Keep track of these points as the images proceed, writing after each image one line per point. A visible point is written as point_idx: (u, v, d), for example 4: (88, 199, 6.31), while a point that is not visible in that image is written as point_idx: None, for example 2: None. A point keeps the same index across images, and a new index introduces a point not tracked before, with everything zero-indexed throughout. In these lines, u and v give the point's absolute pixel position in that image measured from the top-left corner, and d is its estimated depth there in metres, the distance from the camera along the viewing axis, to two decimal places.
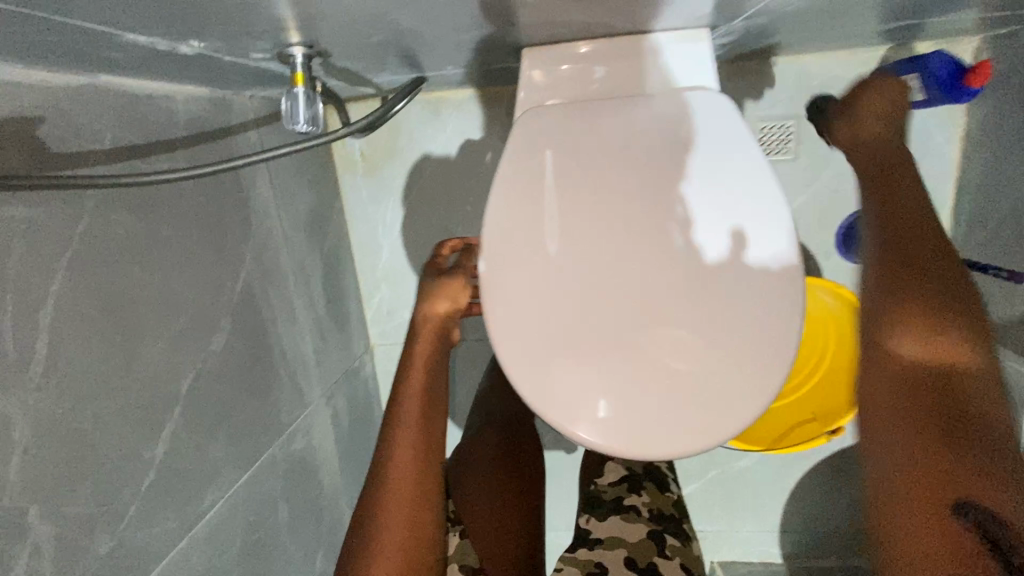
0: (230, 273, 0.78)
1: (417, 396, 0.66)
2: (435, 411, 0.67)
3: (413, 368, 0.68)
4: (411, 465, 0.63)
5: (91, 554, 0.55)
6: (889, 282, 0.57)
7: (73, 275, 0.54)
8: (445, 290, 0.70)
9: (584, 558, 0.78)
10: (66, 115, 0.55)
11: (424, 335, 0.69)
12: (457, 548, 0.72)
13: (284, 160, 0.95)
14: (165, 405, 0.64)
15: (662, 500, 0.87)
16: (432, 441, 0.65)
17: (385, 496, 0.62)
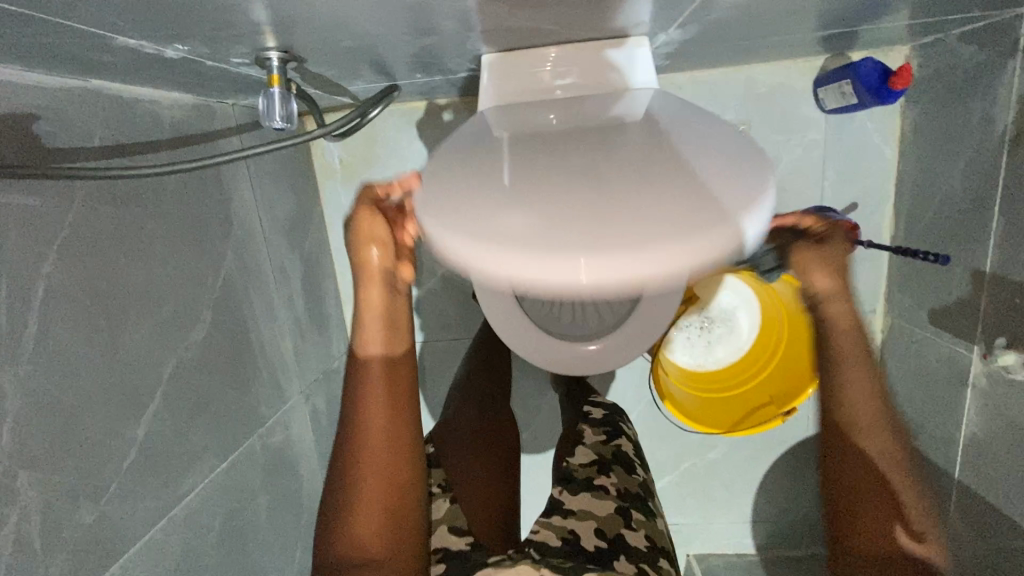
0: (212, 269, 0.82)
1: (378, 339, 0.66)
2: (399, 356, 0.67)
3: (368, 315, 0.66)
4: (382, 411, 0.64)
5: (75, 524, 0.58)
6: (858, 475, 0.61)
7: (62, 260, 0.58)
8: (368, 236, 0.66)
9: (558, 524, 0.80)
10: (60, 114, 0.60)
11: (369, 283, 0.67)
12: (448, 512, 0.74)
13: (265, 166, 1.00)
14: (148, 388, 0.68)
15: (629, 481, 0.91)
16: (399, 385, 0.65)
17: (361, 441, 0.63)
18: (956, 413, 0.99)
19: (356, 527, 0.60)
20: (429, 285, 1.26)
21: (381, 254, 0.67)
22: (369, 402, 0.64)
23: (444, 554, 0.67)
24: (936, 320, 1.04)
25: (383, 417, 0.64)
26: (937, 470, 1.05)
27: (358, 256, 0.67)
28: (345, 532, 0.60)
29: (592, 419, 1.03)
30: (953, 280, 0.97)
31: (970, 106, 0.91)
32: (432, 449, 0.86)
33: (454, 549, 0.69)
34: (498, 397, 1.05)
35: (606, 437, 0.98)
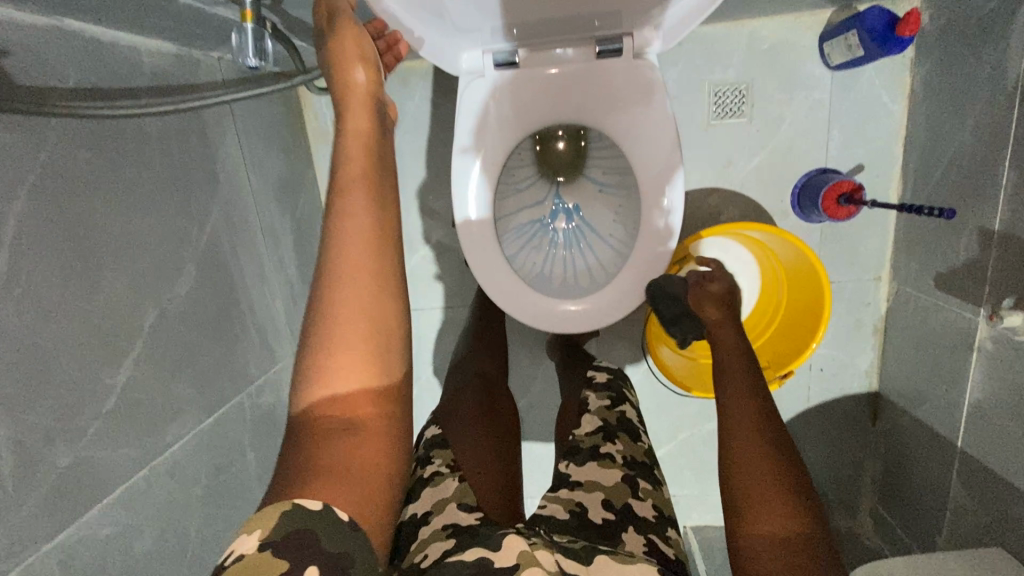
0: (196, 221, 0.81)
1: (358, 165, 0.46)
2: (387, 188, 0.48)
3: (350, 145, 0.47)
4: (365, 258, 0.44)
5: (50, 466, 0.57)
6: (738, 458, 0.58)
7: (33, 199, 0.57)
8: (354, 51, 0.49)
9: (566, 497, 0.75)
10: (32, 52, 0.58)
11: (352, 109, 0.48)
12: (456, 490, 0.72)
13: (254, 124, 0.99)
14: (127, 336, 0.67)
15: (636, 449, 0.86)
16: (387, 224, 0.46)
17: (337, 286, 0.44)
18: (961, 379, 0.96)
19: (331, 384, 0.43)
20: (424, 252, 1.24)
21: (368, 76, 0.50)
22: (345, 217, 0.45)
23: (455, 530, 0.65)
24: (941, 282, 1.00)
25: (368, 245, 0.45)
26: (940, 439, 1.03)
27: (338, 76, 0.49)
28: (318, 389, 0.43)
29: (595, 385, 1.00)
30: (960, 240, 0.94)
31: (981, 56, 0.86)
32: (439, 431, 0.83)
33: (464, 524, 0.66)
34: (501, 381, 1.01)
35: (611, 403, 0.94)
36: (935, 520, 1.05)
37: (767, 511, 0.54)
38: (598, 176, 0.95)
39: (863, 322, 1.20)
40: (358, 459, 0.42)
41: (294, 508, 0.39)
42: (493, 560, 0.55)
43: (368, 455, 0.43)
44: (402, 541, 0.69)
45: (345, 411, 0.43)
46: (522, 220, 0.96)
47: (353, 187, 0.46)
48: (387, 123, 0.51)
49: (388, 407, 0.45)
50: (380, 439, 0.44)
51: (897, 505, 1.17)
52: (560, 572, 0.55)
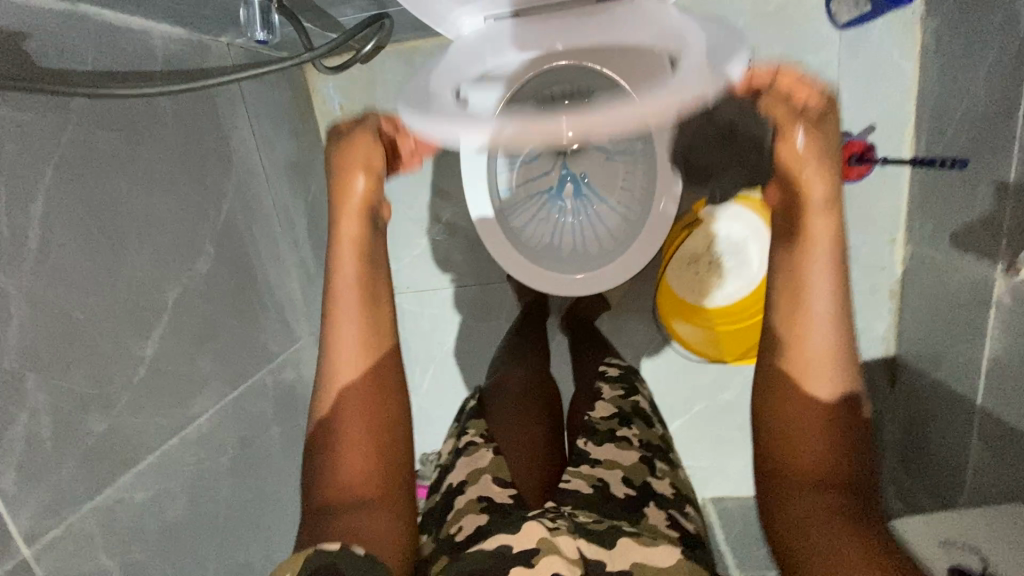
0: (213, 202, 0.84)
1: (352, 288, 0.64)
2: (380, 299, 0.66)
3: (340, 277, 0.65)
4: (356, 352, 0.62)
5: (86, 430, 0.60)
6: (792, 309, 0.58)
7: (60, 177, 0.60)
8: (354, 167, 0.68)
9: (588, 472, 0.67)
10: (53, 36, 0.61)
11: (345, 260, 0.66)
12: (491, 462, 0.66)
13: (264, 108, 1.01)
14: (153, 311, 0.70)
15: (650, 434, 0.79)
16: (376, 330, 0.64)
17: (340, 364, 0.62)
18: (979, 337, 0.95)
19: (346, 462, 0.57)
20: (435, 231, 1.26)
21: (365, 186, 0.68)
22: (343, 327, 0.63)
23: (489, 505, 0.59)
24: (957, 240, 0.99)
25: (364, 343, 0.63)
26: (960, 398, 1.02)
27: (339, 188, 0.68)
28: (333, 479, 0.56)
29: (607, 378, 0.93)
30: (975, 194, 0.92)
31: (993, 6, 0.85)
32: (479, 410, 0.79)
33: (498, 500, 0.60)
34: (534, 364, 1.00)
35: (624, 393, 0.87)
36: (955, 480, 1.04)
37: (807, 444, 0.53)
38: (605, 144, 0.95)
39: (878, 286, 1.20)
40: (370, 526, 0.52)
41: (316, 551, 0.44)
42: (510, 545, 0.50)
43: (378, 524, 0.53)
44: (434, 513, 0.64)
45: (357, 491, 0.55)
46: (528, 191, 0.96)
47: (346, 296, 0.64)
48: (378, 273, 0.68)
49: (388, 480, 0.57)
50: (385, 514, 0.54)
51: (916, 470, 1.17)
52: (582, 561, 0.50)
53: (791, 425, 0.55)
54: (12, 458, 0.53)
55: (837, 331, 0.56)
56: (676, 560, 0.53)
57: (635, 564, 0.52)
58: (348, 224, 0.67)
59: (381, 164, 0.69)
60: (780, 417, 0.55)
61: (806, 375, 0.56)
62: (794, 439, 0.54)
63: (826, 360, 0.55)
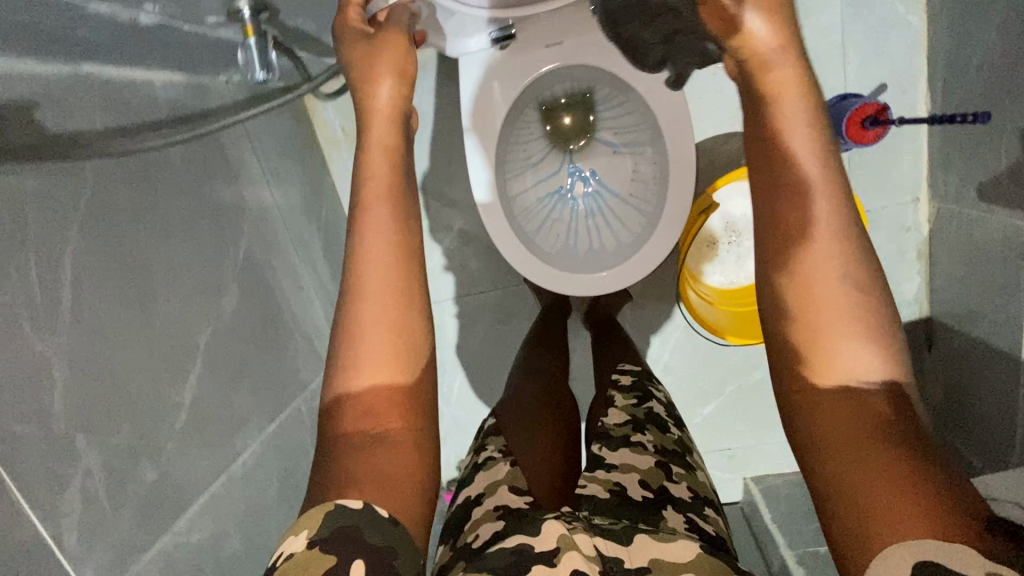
0: (230, 241, 0.85)
1: (384, 199, 0.52)
2: (412, 213, 0.53)
3: (371, 182, 0.53)
4: (385, 263, 0.51)
5: (138, 481, 0.62)
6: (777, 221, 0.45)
7: (84, 240, 0.61)
8: (376, 71, 0.56)
9: (604, 477, 0.67)
10: (59, 102, 0.59)
11: (376, 169, 0.53)
12: (508, 473, 0.65)
13: (269, 141, 1.02)
14: (186, 357, 0.71)
15: (666, 438, 0.75)
16: (403, 232, 0.52)
17: (365, 287, 0.50)
18: (1016, 292, 0.92)
19: (359, 397, 0.48)
20: (447, 242, 1.27)
21: (392, 90, 0.56)
22: (367, 239, 0.51)
23: (505, 512, 0.59)
24: (982, 192, 0.97)
25: (392, 263, 0.51)
26: (1002, 354, 0.99)
27: (365, 98, 0.56)
28: (347, 414, 0.48)
29: (620, 385, 0.88)
30: (999, 143, 0.89)
31: None
32: (494, 419, 0.79)
33: (513, 506, 0.60)
34: (551, 365, 0.99)
35: (639, 400, 0.82)
36: (1007, 438, 1.00)
37: (835, 357, 0.43)
38: (611, 137, 0.94)
39: (905, 248, 1.17)
40: (391, 468, 0.46)
41: (337, 508, 0.42)
42: (532, 546, 0.51)
43: (400, 470, 0.46)
44: (453, 521, 0.64)
45: (376, 424, 0.47)
46: (538, 194, 0.95)
47: (374, 207, 0.52)
48: (409, 182, 0.55)
49: (415, 421, 0.49)
50: (408, 455, 0.47)
51: (960, 430, 1.13)
52: (600, 558, 0.50)
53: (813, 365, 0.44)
54: (72, 517, 0.54)
55: (840, 213, 0.45)
56: (696, 553, 0.51)
57: (653, 560, 0.51)
58: (375, 130, 0.55)
59: (415, 74, 0.57)
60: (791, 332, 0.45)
61: (811, 279, 0.44)
62: (813, 357, 0.44)
63: (832, 251, 0.44)
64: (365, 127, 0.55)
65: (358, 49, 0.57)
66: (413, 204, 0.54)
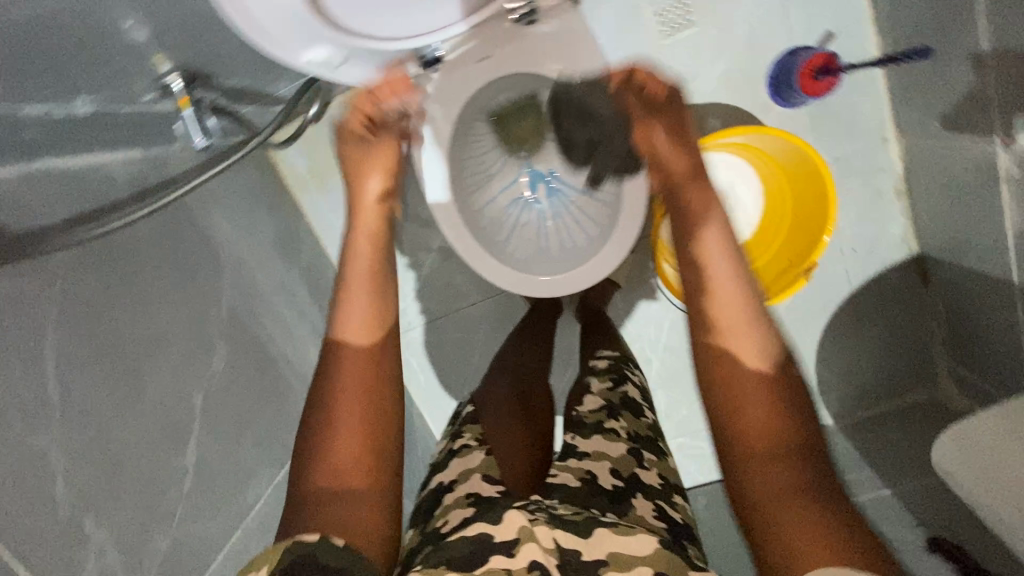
0: (212, 301, 0.87)
1: (363, 275, 0.63)
2: (385, 284, 0.63)
3: (353, 256, 0.64)
4: (365, 333, 0.59)
5: (154, 550, 0.64)
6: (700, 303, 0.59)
7: (63, 330, 0.63)
8: (371, 167, 0.71)
9: (576, 466, 0.70)
10: (17, 200, 0.62)
11: (357, 246, 0.65)
12: (483, 461, 0.68)
13: (237, 196, 1.04)
14: (184, 422, 0.73)
15: (639, 424, 0.81)
16: (384, 309, 0.62)
17: (344, 354, 0.58)
18: (997, 215, 0.91)
19: (329, 455, 0.53)
20: (429, 262, 1.28)
21: (378, 184, 0.70)
22: (349, 307, 0.61)
23: (476, 498, 0.61)
24: (946, 123, 0.96)
25: (371, 335, 0.59)
26: (995, 281, 0.98)
27: (356, 186, 0.70)
28: (318, 469, 0.52)
29: (597, 371, 0.95)
30: (952, 71, 0.89)
31: None
32: (471, 408, 0.82)
33: (485, 494, 0.62)
34: (529, 363, 1.00)
35: (613, 385, 0.89)
36: (1015, 359, 0.98)
37: (753, 413, 0.52)
38: (564, 135, 0.95)
39: (883, 189, 1.16)
40: (355, 517, 0.50)
41: (295, 543, 0.45)
42: (493, 535, 0.51)
43: (361, 520, 0.50)
44: (423, 506, 0.66)
45: (340, 482, 0.52)
46: (503, 204, 0.96)
47: (357, 280, 0.62)
48: (386, 268, 0.65)
49: (380, 476, 0.54)
50: (372, 506, 0.51)
51: (972, 359, 1.12)
52: (557, 551, 0.50)
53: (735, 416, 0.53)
54: None
55: (742, 287, 0.58)
56: (655, 549, 0.52)
57: (612, 555, 0.51)
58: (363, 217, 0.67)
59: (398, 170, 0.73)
60: (715, 392, 0.55)
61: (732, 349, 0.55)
62: (738, 413, 0.53)
63: (744, 329, 0.56)
64: (355, 218, 0.68)
65: (347, 139, 0.72)
66: (389, 282, 0.64)
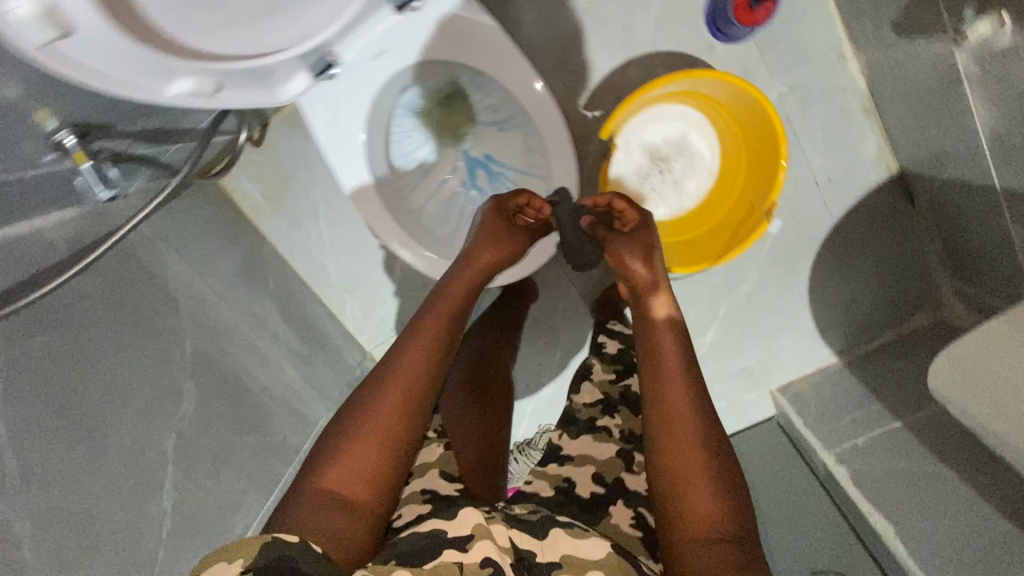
0: (173, 342, 0.87)
1: (436, 317, 0.69)
2: (449, 339, 0.69)
3: (431, 309, 0.70)
4: (421, 361, 0.64)
5: None
6: (650, 396, 0.68)
7: (13, 400, 0.64)
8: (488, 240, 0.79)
9: (553, 472, 0.75)
10: None
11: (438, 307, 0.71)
12: (442, 457, 0.72)
13: (191, 233, 1.04)
14: (155, 468, 0.76)
15: (636, 422, 0.83)
16: (439, 351, 0.66)
17: (395, 372, 0.63)
18: (967, 120, 0.84)
19: (345, 456, 0.57)
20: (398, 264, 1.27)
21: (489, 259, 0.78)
22: (412, 343, 0.66)
23: (432, 496, 0.65)
24: (900, 29, 0.89)
25: (427, 367, 0.64)
26: (978, 190, 0.91)
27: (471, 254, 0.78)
28: (330, 467, 0.56)
29: (603, 355, 0.95)
30: None
31: None
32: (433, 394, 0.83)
33: (442, 492, 0.66)
34: (502, 363, 1.03)
35: (616, 376, 0.90)
36: (1015, 269, 0.92)
37: (695, 496, 0.59)
38: (491, 118, 0.91)
39: (849, 109, 1.10)
40: (343, 526, 0.53)
41: (271, 540, 0.47)
42: (446, 530, 0.55)
43: (351, 531, 0.53)
44: None
45: (345, 491, 0.55)
46: (440, 198, 0.93)
47: (423, 325, 0.68)
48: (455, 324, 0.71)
49: (379, 497, 0.57)
50: (364, 520, 0.55)
51: (972, 275, 1.06)
52: (512, 551, 0.55)
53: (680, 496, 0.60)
54: None
55: (689, 386, 0.67)
56: (606, 554, 0.57)
57: (564, 557, 0.56)
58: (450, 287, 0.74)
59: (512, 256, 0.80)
60: (663, 474, 0.62)
61: (677, 433, 0.63)
62: (684, 492, 0.60)
63: (687, 417, 0.64)
64: (449, 284, 0.75)
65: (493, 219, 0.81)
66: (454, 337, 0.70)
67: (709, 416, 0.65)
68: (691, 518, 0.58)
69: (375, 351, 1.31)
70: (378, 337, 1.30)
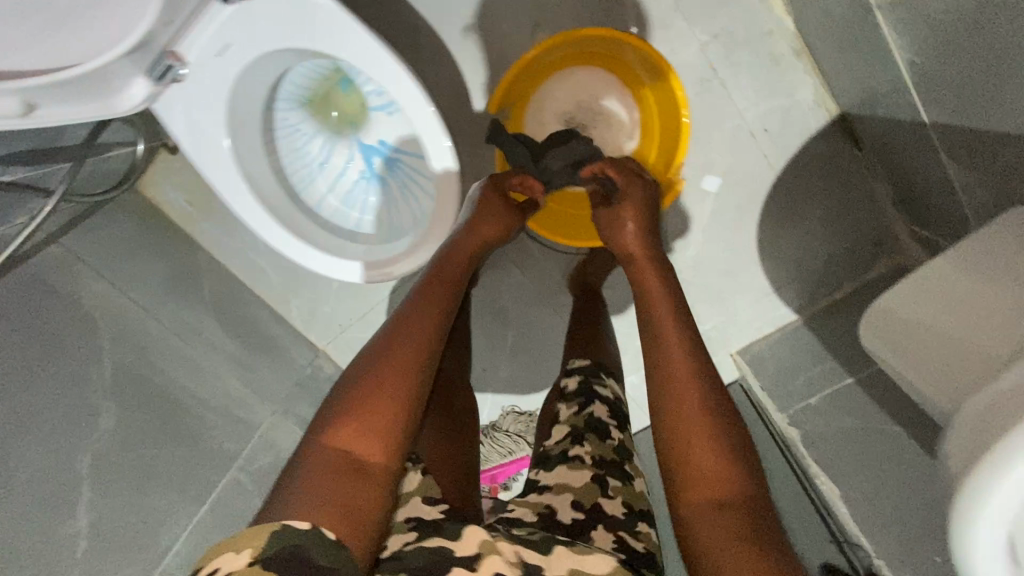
0: (93, 358, 0.88)
1: (435, 282, 0.71)
2: (448, 308, 0.68)
3: (431, 281, 0.71)
4: (422, 328, 0.63)
5: None
6: (649, 360, 0.66)
7: None
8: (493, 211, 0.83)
9: (535, 501, 0.70)
10: None
11: (434, 280, 0.71)
12: (422, 484, 0.64)
13: (114, 247, 1.04)
14: (71, 487, 0.77)
15: (606, 450, 0.76)
16: (439, 320, 0.66)
17: (395, 340, 0.61)
18: (886, 51, 0.78)
19: (352, 423, 0.54)
20: None
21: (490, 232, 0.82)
22: (416, 313, 0.65)
23: (417, 523, 0.59)
24: None
25: (431, 336, 0.63)
26: (909, 126, 0.84)
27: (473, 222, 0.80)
28: (338, 433, 0.54)
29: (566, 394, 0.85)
30: None
31: None
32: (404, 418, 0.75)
33: (429, 517, 0.60)
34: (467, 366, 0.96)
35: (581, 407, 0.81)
36: (955, 206, 0.85)
37: (697, 459, 0.57)
38: (377, 101, 0.90)
39: (778, 52, 1.04)
40: (354, 496, 0.51)
41: (284, 527, 0.46)
42: (452, 550, 0.53)
43: (365, 498, 0.51)
44: None
45: (361, 458, 0.53)
46: (342, 190, 0.94)
47: (427, 295, 0.67)
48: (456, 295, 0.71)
49: (391, 462, 0.54)
50: (377, 485, 0.52)
51: (924, 215, 0.98)
52: (520, 564, 0.52)
53: (681, 461, 0.58)
54: None
55: (687, 346, 0.65)
56: (612, 565, 0.54)
57: (571, 569, 0.53)
58: (444, 264, 0.74)
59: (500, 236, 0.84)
60: (667, 438, 0.60)
61: (681, 396, 0.61)
62: (685, 456, 0.58)
63: (687, 380, 0.62)
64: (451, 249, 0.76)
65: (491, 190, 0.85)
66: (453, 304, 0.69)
67: (708, 374, 0.63)
68: (692, 485, 0.57)
69: (328, 348, 1.30)
70: (327, 334, 1.29)
